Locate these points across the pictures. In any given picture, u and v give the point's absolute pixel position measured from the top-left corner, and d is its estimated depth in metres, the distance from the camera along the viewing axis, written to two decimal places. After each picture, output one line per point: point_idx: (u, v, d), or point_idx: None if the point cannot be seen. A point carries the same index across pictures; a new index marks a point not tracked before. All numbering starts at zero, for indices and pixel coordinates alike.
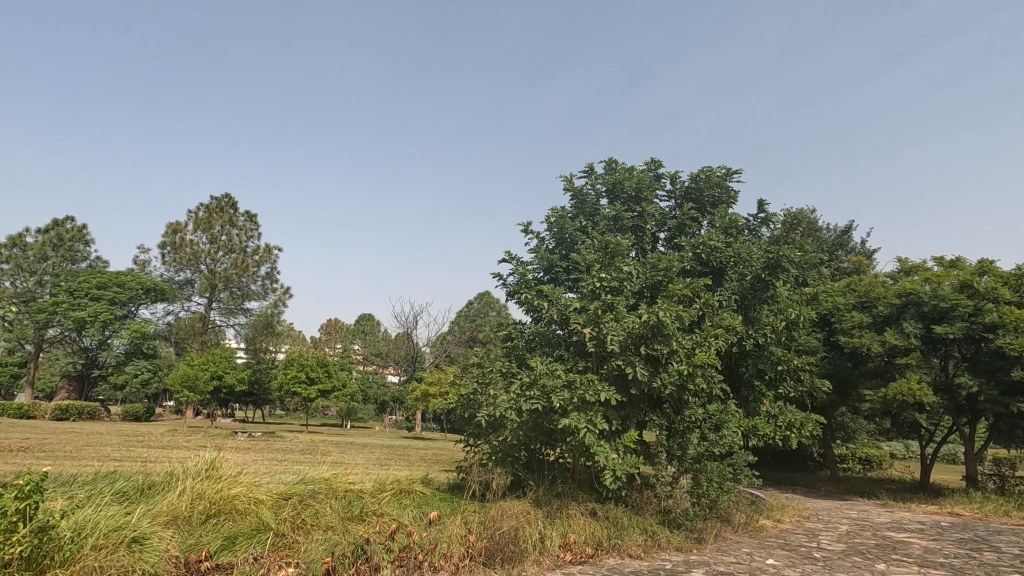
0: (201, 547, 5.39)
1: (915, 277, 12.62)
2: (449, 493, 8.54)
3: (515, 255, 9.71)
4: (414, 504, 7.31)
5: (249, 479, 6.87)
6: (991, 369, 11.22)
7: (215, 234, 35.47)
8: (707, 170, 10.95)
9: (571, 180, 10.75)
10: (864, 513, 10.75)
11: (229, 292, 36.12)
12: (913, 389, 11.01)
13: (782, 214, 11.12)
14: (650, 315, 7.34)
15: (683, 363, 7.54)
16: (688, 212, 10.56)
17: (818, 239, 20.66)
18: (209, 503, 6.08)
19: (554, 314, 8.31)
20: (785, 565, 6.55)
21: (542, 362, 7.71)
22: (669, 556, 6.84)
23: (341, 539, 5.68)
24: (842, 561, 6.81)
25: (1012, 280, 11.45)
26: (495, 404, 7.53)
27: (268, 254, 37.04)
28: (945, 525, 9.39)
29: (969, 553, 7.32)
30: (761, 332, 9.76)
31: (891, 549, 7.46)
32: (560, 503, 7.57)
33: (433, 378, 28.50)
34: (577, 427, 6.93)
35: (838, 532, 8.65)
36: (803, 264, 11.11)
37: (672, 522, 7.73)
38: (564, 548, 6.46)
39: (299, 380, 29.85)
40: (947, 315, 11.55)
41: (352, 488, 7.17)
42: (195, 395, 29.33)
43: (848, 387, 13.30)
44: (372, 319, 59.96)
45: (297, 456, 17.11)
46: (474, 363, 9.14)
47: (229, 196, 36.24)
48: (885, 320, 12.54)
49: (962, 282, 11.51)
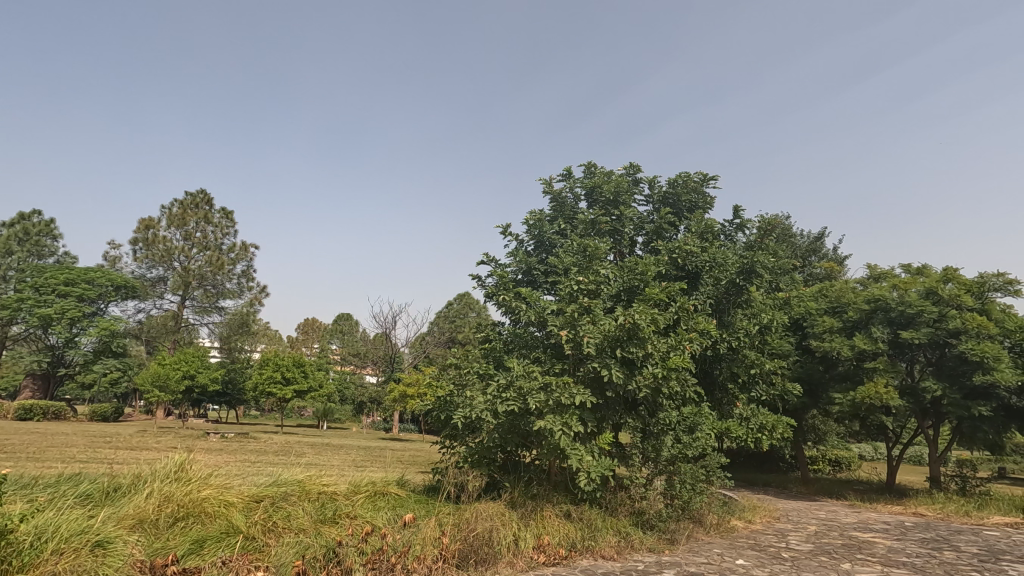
0: (168, 550, 5.28)
1: (883, 283, 12.98)
2: (424, 495, 8.49)
3: (493, 257, 9.74)
4: (388, 506, 7.26)
5: (221, 480, 6.76)
6: (954, 374, 11.56)
7: (189, 230, 34.72)
8: (685, 176, 11.12)
9: (550, 183, 10.81)
10: (832, 513, 11.03)
11: (204, 290, 35.39)
12: (880, 393, 11.29)
13: (757, 220, 11.34)
14: (626, 318, 7.41)
15: (658, 366, 7.66)
16: (665, 216, 10.71)
17: (791, 245, 21.13)
18: (177, 506, 5.97)
19: (531, 315, 8.34)
20: (754, 565, 6.68)
21: (518, 364, 7.75)
22: (641, 557, 6.91)
23: (312, 542, 5.64)
24: (809, 562, 6.96)
25: (975, 287, 11.86)
26: (471, 406, 7.55)
27: (244, 252, 36.40)
28: (909, 525, 9.67)
29: (930, 552, 7.54)
30: (735, 336, 9.94)
31: (856, 549, 7.65)
32: (535, 505, 7.61)
33: (412, 379, 28.33)
34: (552, 429, 6.96)
35: (807, 533, 8.85)
36: (776, 269, 11.33)
37: (645, 523, 7.81)
38: (538, 550, 6.49)
39: (274, 380, 29.41)
40: (913, 320, 11.87)
41: (326, 490, 7.08)
42: (166, 395, 28.79)
43: (819, 390, 13.61)
44: (350, 318, 59.29)
45: (271, 457, 16.90)
46: (451, 364, 9.12)
47: (205, 192, 35.57)
48: (854, 325, 12.85)
49: (927, 289, 11.91)
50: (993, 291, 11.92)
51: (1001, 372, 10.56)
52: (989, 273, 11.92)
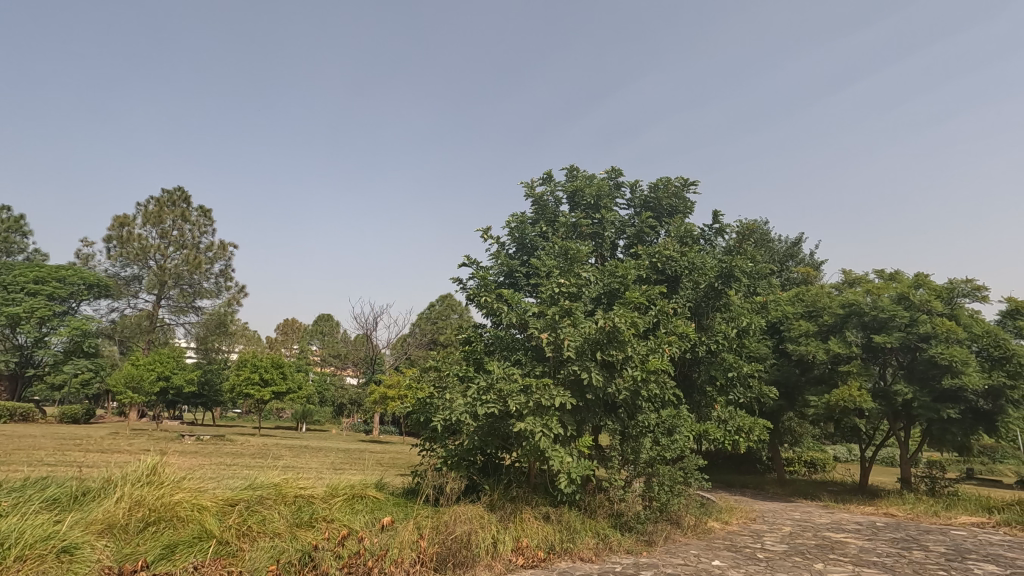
0: (137, 556, 5.16)
1: (857, 288, 13.27)
2: (402, 498, 8.41)
3: (475, 259, 9.70)
4: (366, 510, 7.19)
5: (194, 484, 6.62)
6: (925, 377, 11.81)
7: (165, 229, 34.09)
8: (665, 180, 11.24)
9: (532, 186, 10.84)
10: (807, 514, 11.24)
11: (180, 289, 34.75)
12: (854, 396, 11.53)
13: (735, 226, 11.52)
14: (606, 321, 7.47)
15: (637, 368, 7.73)
16: (647, 220, 10.82)
17: (769, 250, 21.48)
18: (148, 510, 5.84)
19: (512, 317, 8.33)
20: (729, 566, 6.78)
21: (498, 366, 7.74)
22: (619, 559, 6.95)
23: (288, 546, 5.57)
24: (783, 562, 7.08)
25: (944, 293, 12.21)
26: (451, 408, 7.54)
27: (222, 252, 35.80)
28: (880, 525, 9.89)
29: (900, 552, 7.71)
30: (714, 339, 10.11)
31: (829, 549, 7.81)
32: (514, 507, 7.60)
33: (392, 381, 28.12)
34: (532, 431, 6.96)
35: (782, 533, 8.99)
36: (753, 274, 11.49)
37: (623, 525, 7.83)
38: (517, 552, 6.49)
39: (252, 381, 28.95)
40: (885, 324, 12.16)
41: (303, 493, 6.97)
42: (140, 397, 28.19)
43: (795, 393, 13.84)
44: (331, 319, 58.62)
45: (247, 459, 16.64)
46: (431, 366, 9.07)
47: (183, 190, 34.94)
48: (829, 329, 13.13)
49: (899, 294, 12.21)
50: (962, 297, 12.26)
51: (969, 376, 10.88)
52: (958, 280, 12.27)
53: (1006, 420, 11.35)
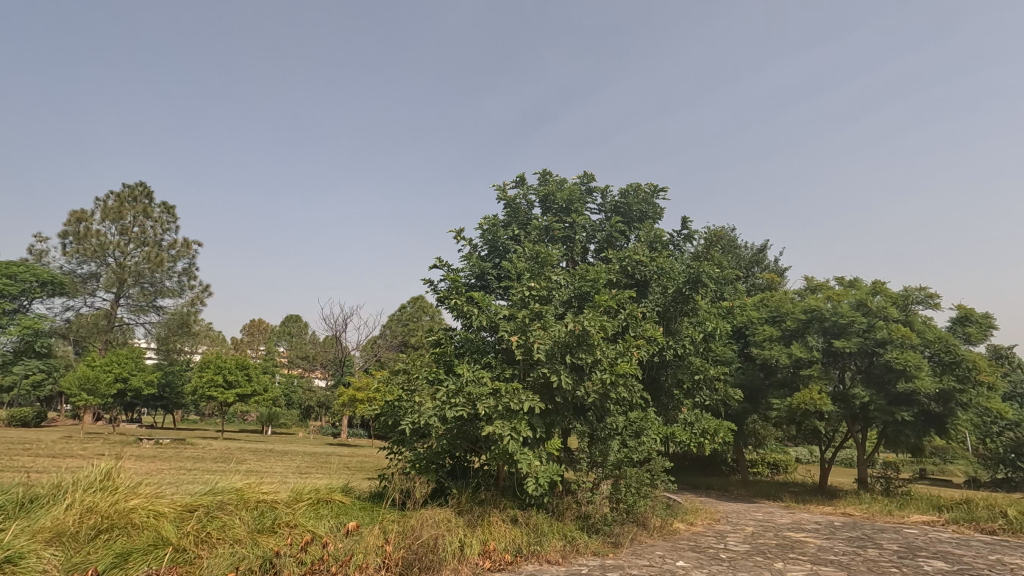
0: (88, 565, 4.96)
1: (819, 295, 13.69)
2: (369, 502, 8.29)
3: (446, 262, 9.60)
4: (331, 514, 7.06)
5: (151, 489, 6.40)
6: (881, 381, 12.25)
7: (125, 225, 32.94)
8: (636, 186, 11.41)
9: (504, 189, 10.85)
10: (769, 515, 11.49)
11: (140, 288, 33.54)
12: (814, 399, 11.89)
13: (703, 232, 11.76)
14: (576, 325, 7.53)
15: (606, 372, 7.80)
16: (617, 225, 10.95)
17: (736, 257, 22.09)
18: (101, 517, 5.63)
19: (482, 320, 8.32)
20: (693, 566, 6.90)
21: (468, 369, 7.72)
22: (586, 561, 7.00)
23: (248, 552, 5.45)
24: (745, 562, 7.23)
25: (899, 300, 12.72)
26: (419, 412, 7.50)
27: (186, 249, 34.74)
28: (838, 525, 10.20)
29: (856, 550, 7.99)
30: (681, 343, 10.30)
31: (789, 549, 8.02)
32: (481, 511, 7.57)
33: (362, 384, 27.74)
34: (500, 435, 6.96)
35: (745, 533, 9.21)
36: (720, 279, 11.73)
37: (590, 527, 7.87)
38: (484, 556, 6.47)
39: (215, 383, 28.13)
40: (845, 330, 12.59)
41: (266, 498, 6.79)
42: (94, 399, 27.18)
43: (759, 395, 14.15)
44: (299, 319, 57.48)
45: (209, 464, 16.16)
46: (399, 369, 8.98)
47: (145, 184, 33.81)
48: (792, 334, 13.54)
49: (858, 301, 12.68)
50: (916, 304, 12.76)
51: (922, 380, 11.33)
52: (913, 287, 12.77)
53: (956, 422, 11.82)
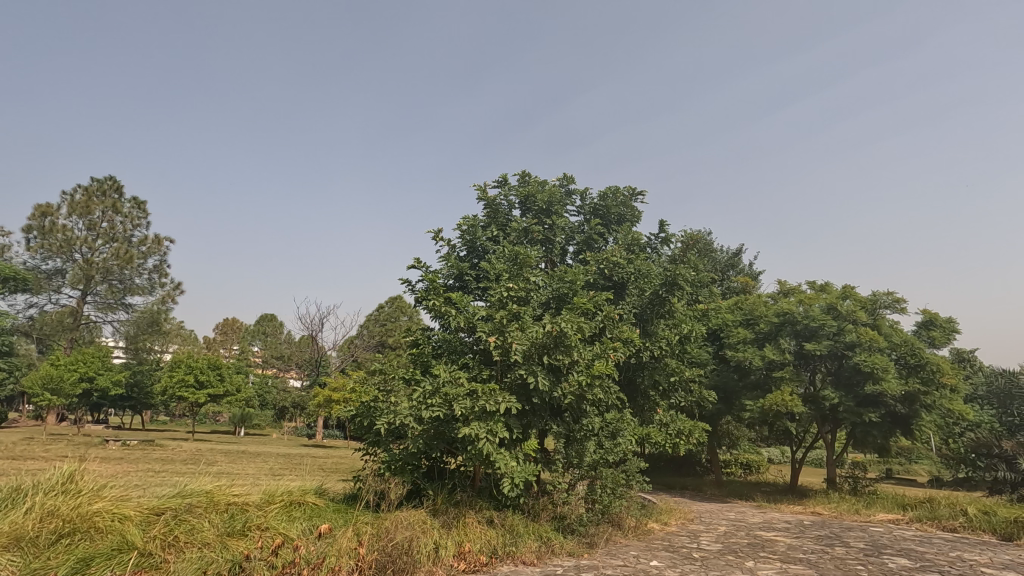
0: (47, 571, 4.79)
1: (791, 298, 13.98)
2: (343, 504, 8.19)
3: (424, 262, 9.53)
4: (304, 517, 6.96)
5: (116, 492, 6.21)
6: (850, 384, 12.56)
7: (93, 220, 32.00)
8: (614, 189, 11.50)
9: (485, 189, 10.83)
10: (741, 514, 11.66)
11: (109, 285, 32.61)
12: (786, 401, 12.13)
13: (680, 235, 11.91)
14: (554, 326, 7.52)
15: (583, 373, 7.85)
16: (595, 228, 11.05)
17: (711, 260, 22.47)
18: (62, 522, 5.44)
19: (460, 321, 8.30)
20: (666, 566, 6.96)
21: (445, 370, 7.67)
22: (561, 562, 7.03)
23: (216, 556, 5.36)
24: (717, 561, 7.32)
25: (868, 304, 13.05)
26: (395, 412, 7.46)
27: (157, 246, 33.90)
28: (808, 523, 10.41)
29: (824, 548, 8.17)
30: (657, 345, 10.40)
31: (760, 548, 8.15)
32: (457, 512, 7.54)
33: (338, 385, 27.39)
34: (477, 436, 6.94)
35: (717, 533, 9.35)
36: (696, 282, 11.89)
37: (566, 528, 7.92)
38: (458, 558, 6.42)
39: (186, 384, 27.45)
40: (816, 333, 12.90)
41: (236, 501, 6.65)
42: (58, 399, 26.24)
43: (733, 397, 14.37)
44: (273, 318, 56.46)
45: (178, 466, 15.77)
46: (376, 369, 8.91)
47: (114, 179, 32.90)
48: (765, 337, 13.82)
49: (829, 305, 12.99)
50: (884, 308, 13.12)
51: (888, 382, 11.64)
52: (881, 292, 13.13)
53: (920, 423, 12.17)
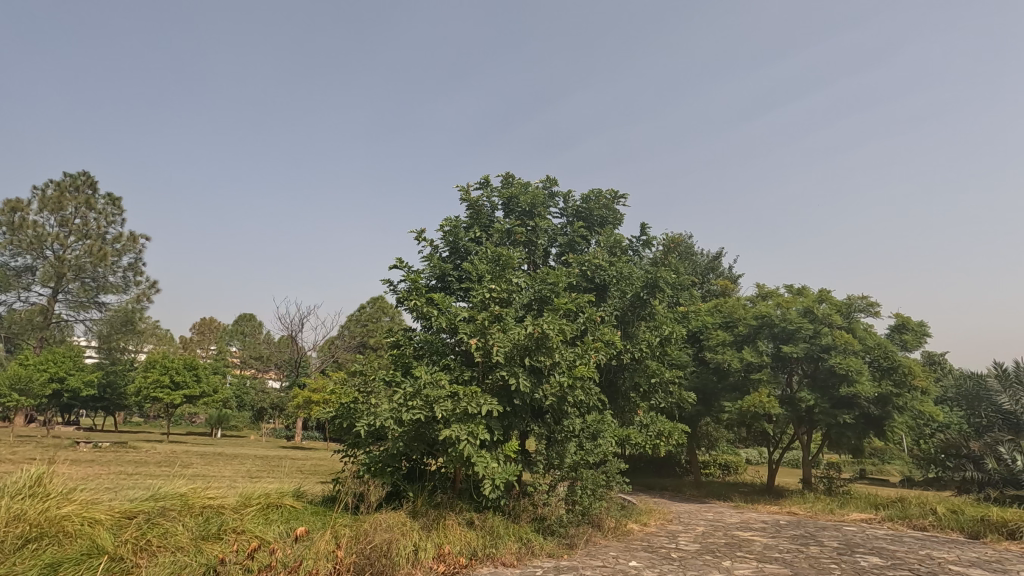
0: None
1: (769, 301, 14.21)
2: (321, 506, 8.10)
3: (406, 262, 9.47)
4: (281, 520, 6.86)
5: (86, 496, 6.06)
6: (825, 385, 12.82)
7: (66, 216, 31.19)
8: (597, 192, 11.55)
9: (467, 190, 10.79)
10: (719, 514, 11.81)
11: (81, 283, 31.80)
12: (764, 402, 12.31)
13: (661, 239, 12.03)
14: (536, 328, 7.54)
15: (564, 375, 7.86)
16: (578, 230, 11.10)
17: (692, 263, 22.75)
18: (29, 526, 5.28)
19: (442, 322, 8.27)
20: (645, 566, 7.03)
21: (426, 371, 7.64)
22: (541, 563, 7.05)
23: (190, 560, 5.27)
24: (696, 561, 7.41)
25: (844, 308, 13.32)
26: (375, 414, 7.41)
27: (132, 243, 33.17)
28: (783, 523, 10.60)
29: (800, 548, 8.32)
30: (638, 347, 10.47)
31: (737, 548, 8.27)
32: (437, 514, 7.52)
33: (317, 386, 27.06)
34: (458, 437, 6.92)
35: (696, 533, 9.45)
36: (676, 285, 12.01)
37: (546, 529, 7.95)
38: (438, 559, 6.37)
39: (161, 384, 26.88)
40: (793, 336, 13.14)
41: (211, 504, 6.52)
42: (27, 400, 25.51)
43: (711, 399, 14.54)
44: (251, 318, 55.59)
45: (152, 468, 15.44)
46: (356, 371, 8.82)
47: (88, 174, 32.11)
48: (744, 339, 14.02)
49: (805, 308, 13.23)
50: (859, 312, 13.40)
51: (862, 384, 11.88)
52: (856, 296, 13.41)
53: (893, 425, 12.45)
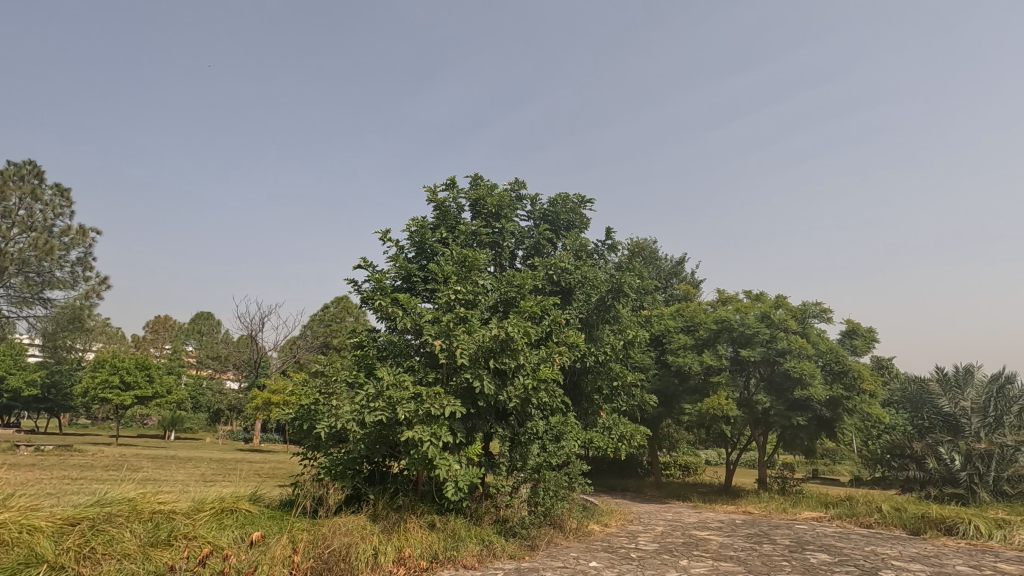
0: None
1: (728, 306, 14.61)
2: (279, 510, 7.91)
3: (371, 262, 9.37)
4: (236, 524, 6.68)
5: (24, 502, 5.76)
6: (780, 388, 13.26)
7: (9, 207, 29.55)
8: (564, 196, 11.68)
9: (434, 191, 10.72)
10: (677, 514, 12.07)
11: (24, 277, 30.05)
12: (721, 405, 12.65)
13: (626, 243, 12.22)
14: (500, 330, 7.54)
15: (529, 377, 7.88)
16: (544, 233, 11.19)
17: (656, 268, 23.24)
18: None
19: (407, 322, 8.23)
20: (604, 566, 7.12)
21: (389, 372, 7.57)
22: (502, 564, 7.06)
23: (137, 568, 5.09)
24: (654, 560, 7.56)
25: (799, 313, 13.80)
26: (336, 415, 7.30)
27: (81, 237, 31.66)
28: (739, 522, 10.92)
29: (753, 546, 8.58)
30: (602, 350, 10.60)
31: (694, 547, 8.46)
32: (399, 516, 7.45)
33: (277, 387, 26.39)
34: (420, 440, 6.86)
35: (655, 533, 9.63)
36: (640, 289, 12.20)
37: (508, 531, 7.97)
38: (399, 563, 6.29)
39: (110, 385, 25.75)
40: (751, 340, 13.54)
41: (162, 509, 6.28)
42: None
43: (672, 401, 14.81)
44: (210, 318, 53.85)
45: (99, 472, 14.81)
46: (318, 372, 8.67)
47: (34, 163, 30.55)
48: (704, 343, 14.36)
49: (763, 313, 13.67)
50: (813, 317, 13.89)
51: (815, 387, 12.32)
52: (810, 302, 13.89)
53: (843, 425, 12.96)
